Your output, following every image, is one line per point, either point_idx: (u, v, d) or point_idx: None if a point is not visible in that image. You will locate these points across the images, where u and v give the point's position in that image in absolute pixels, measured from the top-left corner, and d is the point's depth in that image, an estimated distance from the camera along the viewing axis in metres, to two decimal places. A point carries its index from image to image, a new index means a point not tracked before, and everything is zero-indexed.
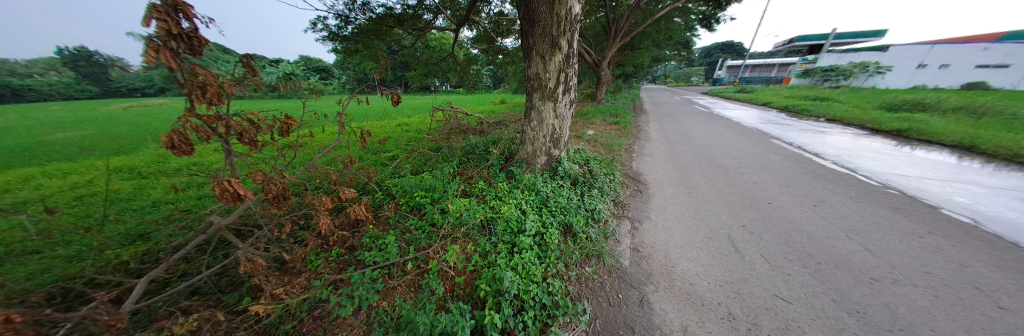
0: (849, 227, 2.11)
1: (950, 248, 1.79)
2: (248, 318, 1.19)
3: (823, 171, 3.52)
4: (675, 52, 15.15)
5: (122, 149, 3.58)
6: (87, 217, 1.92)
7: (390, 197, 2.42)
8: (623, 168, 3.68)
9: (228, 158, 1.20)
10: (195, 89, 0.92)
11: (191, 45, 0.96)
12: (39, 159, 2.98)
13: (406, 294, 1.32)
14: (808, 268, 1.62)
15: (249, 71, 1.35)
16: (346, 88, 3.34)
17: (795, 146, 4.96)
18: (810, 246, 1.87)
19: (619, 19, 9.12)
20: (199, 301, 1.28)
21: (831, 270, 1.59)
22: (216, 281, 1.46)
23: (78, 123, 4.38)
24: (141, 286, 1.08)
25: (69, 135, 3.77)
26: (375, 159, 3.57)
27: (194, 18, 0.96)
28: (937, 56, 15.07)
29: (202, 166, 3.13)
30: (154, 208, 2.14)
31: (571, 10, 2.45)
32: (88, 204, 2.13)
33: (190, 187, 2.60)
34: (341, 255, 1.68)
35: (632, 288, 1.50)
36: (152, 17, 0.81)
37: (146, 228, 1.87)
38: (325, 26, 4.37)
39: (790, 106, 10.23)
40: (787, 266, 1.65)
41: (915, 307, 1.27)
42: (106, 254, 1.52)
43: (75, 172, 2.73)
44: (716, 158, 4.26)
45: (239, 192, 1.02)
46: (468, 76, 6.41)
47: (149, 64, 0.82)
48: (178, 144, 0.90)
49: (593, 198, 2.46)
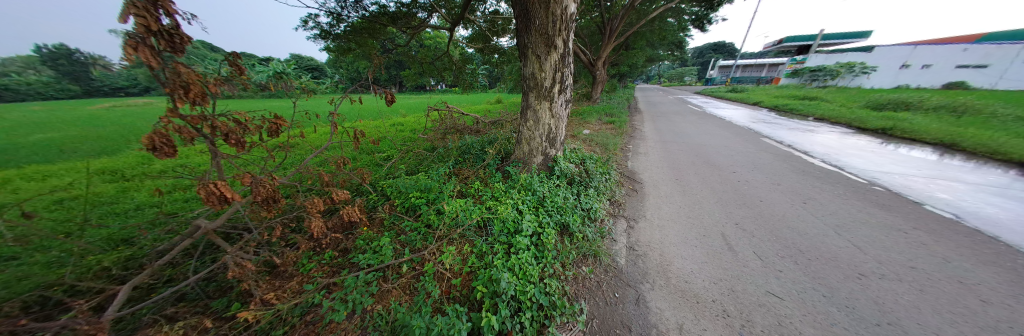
0: (837, 224, 2.16)
1: (934, 244, 1.84)
2: (237, 324, 1.16)
3: (812, 169, 3.60)
4: (668, 52, 15.36)
5: (105, 150, 3.46)
6: (66, 222, 1.84)
7: (384, 198, 2.39)
8: (618, 167, 3.71)
9: (214, 159, 1.15)
10: (177, 88, 0.89)
11: (171, 41, 0.92)
12: (15, 161, 2.86)
13: (401, 297, 1.30)
14: (799, 264, 1.65)
15: (236, 70, 1.30)
16: (338, 86, 3.27)
17: (785, 144, 5.06)
18: (800, 242, 1.90)
19: (613, 19, 9.18)
20: (185, 308, 1.25)
21: (821, 266, 1.62)
22: (203, 287, 1.42)
23: (58, 124, 4.23)
24: (123, 292, 1.04)
25: (48, 137, 3.63)
26: (370, 160, 3.54)
27: (176, 14, 0.92)
28: (919, 57, 15.50)
29: (188, 168, 3.06)
30: (137, 212, 2.07)
31: (567, 9, 2.46)
32: (68, 208, 2.06)
33: (176, 190, 2.52)
34: (335, 258, 1.65)
35: (628, 287, 1.50)
36: (129, 12, 0.77)
37: (131, 231, 1.81)
38: (317, 24, 4.30)
39: (780, 105, 10.43)
40: (779, 262, 1.68)
41: (902, 301, 1.30)
42: (89, 260, 1.47)
43: (55, 174, 2.63)
44: (710, 156, 4.32)
45: (226, 195, 0.98)
46: (464, 76, 6.38)
47: (127, 62, 0.79)
48: (159, 145, 0.86)
49: (589, 197, 2.46)
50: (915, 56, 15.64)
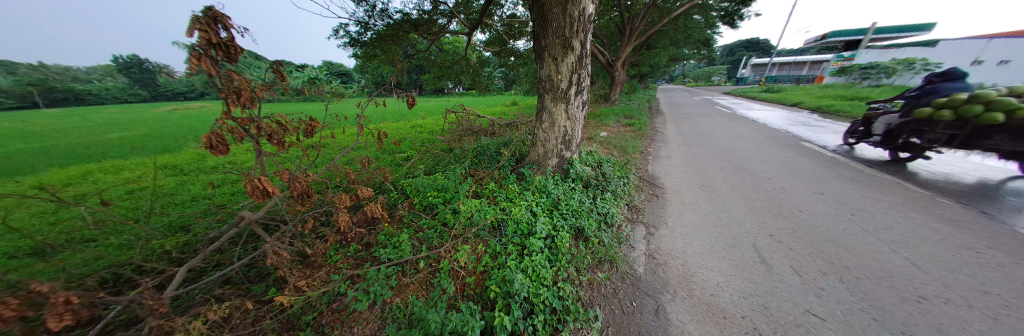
0: (891, 239, 1.95)
1: (1015, 267, 1.61)
2: (273, 308, 1.29)
3: (861, 177, 3.27)
4: (693, 51, 14.67)
5: (168, 148, 3.94)
6: (137, 210, 2.11)
7: (404, 197, 2.49)
8: (637, 171, 3.60)
9: (259, 157, 1.27)
10: (231, 94, 1.01)
11: (228, 52, 1.04)
12: (101, 156, 3.36)
13: (418, 291, 1.37)
14: (844, 282, 1.51)
15: (278, 76, 1.44)
16: (364, 90, 3.46)
17: (828, 149, 4.62)
18: (846, 258, 1.74)
19: (633, 18, 8.98)
20: (230, 290, 1.39)
21: (871, 286, 1.47)
22: (246, 272, 1.57)
23: (130, 125, 4.87)
24: (181, 274, 1.17)
25: (121, 136, 4.18)
26: (391, 160, 3.70)
27: (232, 29, 1.05)
28: (993, 51, 13.57)
29: (235, 165, 3.39)
30: (194, 202, 2.33)
31: (585, 10, 2.44)
32: (138, 198, 2.37)
33: (225, 183, 2.80)
34: (359, 251, 1.75)
35: (647, 296, 1.46)
36: (195, 28, 0.90)
37: (186, 219, 2.03)
38: (346, 33, 4.60)
39: (822, 107, 9.54)
40: (820, 279, 1.54)
41: (971, 330, 1.14)
42: (153, 244, 1.69)
43: (128, 169, 3.02)
44: (739, 162, 4.06)
45: (267, 189, 1.09)
46: (481, 79, 6.48)
47: (192, 71, 0.91)
48: (215, 144, 0.98)
49: (605, 201, 2.41)
50: (987, 51, 13.74)
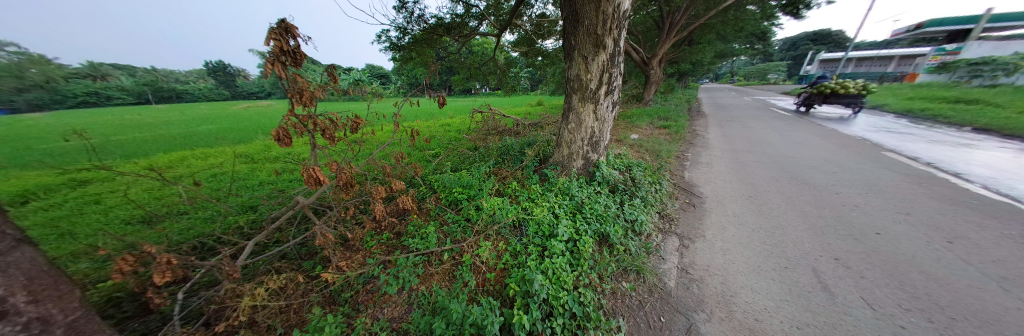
0: (1006, 275, 1.58)
1: None
2: (319, 283, 1.46)
3: (963, 197, 2.70)
4: (744, 46, 13.25)
5: (243, 139, 4.64)
6: (219, 190, 2.53)
7: (432, 191, 2.63)
8: (671, 177, 3.37)
9: (314, 149, 1.45)
10: (295, 94, 1.18)
11: (295, 58, 1.21)
12: (197, 143, 4.10)
13: (442, 282, 1.46)
14: (933, 322, 1.26)
15: (332, 78, 1.63)
16: (400, 91, 3.72)
17: (917, 162, 3.89)
18: (937, 293, 1.45)
19: (674, 12, 8.39)
20: (286, 264, 1.60)
21: (973, 330, 1.21)
22: (299, 250, 1.78)
23: (214, 119, 5.81)
24: (249, 247, 1.38)
25: (209, 128, 5.02)
26: (421, 155, 3.94)
27: (298, 37, 1.21)
28: None
29: (294, 155, 3.86)
30: (260, 186, 2.71)
31: (619, 6, 2.34)
32: (220, 180, 2.83)
33: (286, 171, 3.20)
34: (390, 239, 1.89)
35: (677, 313, 1.38)
36: (272, 38, 1.08)
37: (255, 200, 2.37)
38: (388, 38, 4.97)
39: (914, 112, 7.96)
40: (900, 316, 1.30)
41: None
42: (231, 220, 2.00)
43: (214, 155, 3.62)
44: (797, 172, 3.60)
45: (319, 178, 1.24)
46: (507, 79, 6.57)
47: (267, 74, 1.09)
48: (282, 137, 1.16)
49: (633, 208, 2.30)
50: None
